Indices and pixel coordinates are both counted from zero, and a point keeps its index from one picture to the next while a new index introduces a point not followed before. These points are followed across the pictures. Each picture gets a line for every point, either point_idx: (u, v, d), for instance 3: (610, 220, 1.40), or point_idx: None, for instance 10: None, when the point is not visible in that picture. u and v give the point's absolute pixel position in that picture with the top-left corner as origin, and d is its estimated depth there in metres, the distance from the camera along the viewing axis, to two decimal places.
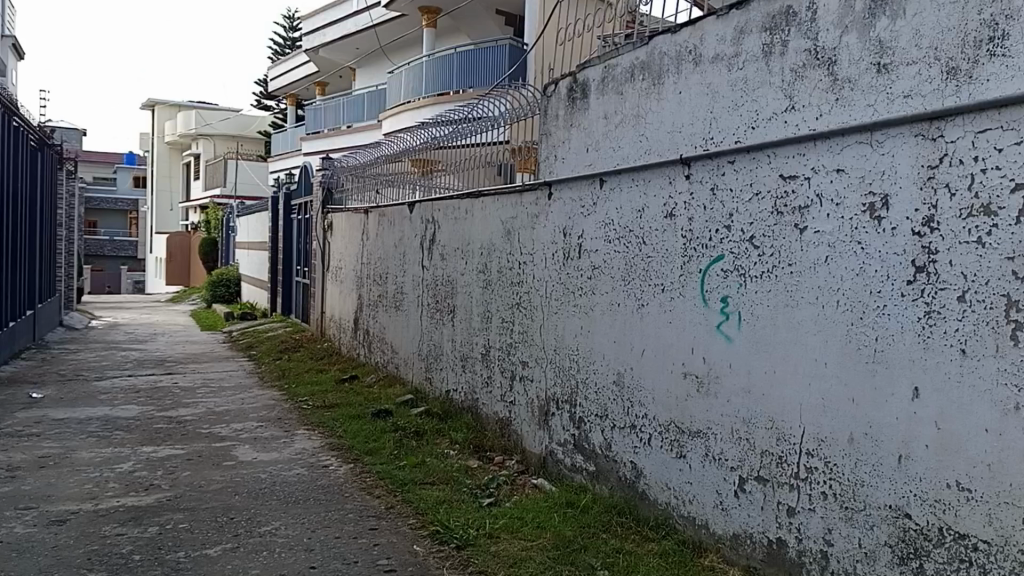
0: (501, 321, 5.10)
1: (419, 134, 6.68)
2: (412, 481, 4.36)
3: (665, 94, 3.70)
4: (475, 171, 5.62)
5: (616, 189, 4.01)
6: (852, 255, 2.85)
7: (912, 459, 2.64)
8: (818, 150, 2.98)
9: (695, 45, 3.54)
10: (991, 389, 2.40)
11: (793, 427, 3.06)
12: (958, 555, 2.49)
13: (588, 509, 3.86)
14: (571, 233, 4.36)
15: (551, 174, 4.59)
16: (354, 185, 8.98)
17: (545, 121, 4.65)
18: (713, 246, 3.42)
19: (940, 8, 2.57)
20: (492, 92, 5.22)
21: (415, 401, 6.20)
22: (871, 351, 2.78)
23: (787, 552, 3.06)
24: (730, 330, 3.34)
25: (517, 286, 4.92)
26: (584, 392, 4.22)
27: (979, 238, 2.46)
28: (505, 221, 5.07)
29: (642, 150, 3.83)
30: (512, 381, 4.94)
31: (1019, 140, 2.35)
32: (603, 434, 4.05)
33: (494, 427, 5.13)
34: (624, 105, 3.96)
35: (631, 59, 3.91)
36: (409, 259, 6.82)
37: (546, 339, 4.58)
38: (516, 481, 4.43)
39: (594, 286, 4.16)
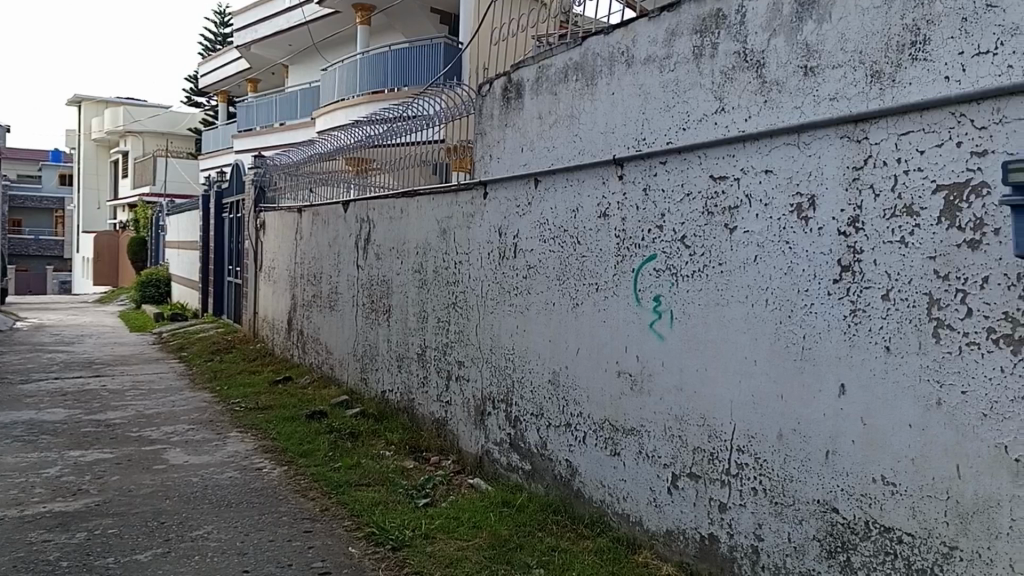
0: (437, 320, 5.09)
1: (354, 133, 6.62)
2: (346, 483, 4.32)
3: (599, 94, 3.72)
4: (410, 170, 5.58)
5: (551, 189, 4.02)
6: (780, 255, 2.90)
7: (839, 454, 2.70)
8: (747, 151, 3.02)
9: (628, 46, 3.55)
10: (915, 385, 2.47)
11: (725, 423, 3.10)
12: (883, 548, 2.56)
13: (524, 507, 3.87)
14: (506, 233, 4.35)
15: (485, 173, 4.57)
16: (287, 184, 8.86)
17: (480, 120, 4.63)
18: (646, 245, 3.45)
19: (864, 13, 2.63)
20: (427, 91, 5.21)
21: (350, 403, 6.15)
22: (799, 348, 2.83)
23: (719, 548, 3.10)
24: (662, 329, 3.37)
25: (452, 287, 4.91)
26: (520, 391, 4.23)
27: (902, 237, 2.52)
28: (441, 220, 5.05)
29: (576, 150, 3.85)
30: (448, 381, 4.93)
31: (940, 142, 2.42)
32: (538, 433, 4.07)
33: (430, 428, 5.12)
34: (558, 105, 3.98)
35: (566, 59, 3.92)
36: (344, 259, 6.75)
37: (481, 339, 4.57)
38: (452, 481, 4.43)
39: (529, 285, 4.16)
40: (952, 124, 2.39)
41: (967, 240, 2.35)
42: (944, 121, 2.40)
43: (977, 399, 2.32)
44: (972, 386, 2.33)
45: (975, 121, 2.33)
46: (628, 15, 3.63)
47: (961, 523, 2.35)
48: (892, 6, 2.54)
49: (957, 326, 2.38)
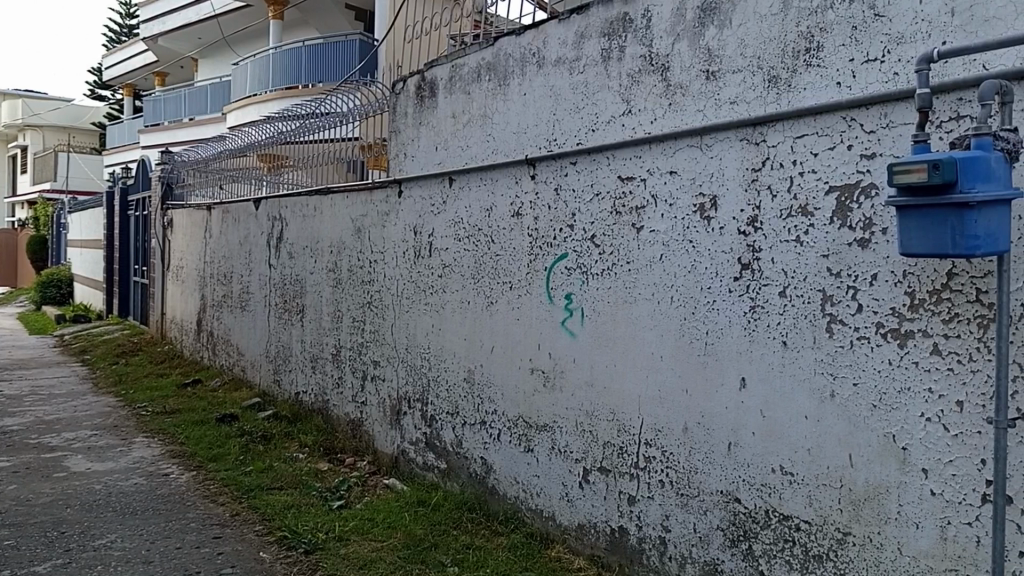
0: (352, 320, 5.04)
1: (264, 128, 6.48)
2: (258, 487, 4.25)
3: (511, 95, 3.75)
4: (325, 167, 5.50)
5: (465, 188, 4.03)
6: (684, 253, 2.98)
7: (740, 445, 2.79)
8: (653, 152, 3.08)
9: (539, 47, 3.60)
10: (810, 377, 2.58)
11: (633, 418, 3.16)
12: (782, 535, 2.66)
13: (439, 506, 3.86)
14: (421, 232, 4.35)
15: (401, 172, 4.56)
16: (196, 180, 8.62)
17: (394, 118, 4.62)
18: (558, 244, 3.49)
19: (761, 20, 2.73)
20: (342, 87, 5.16)
21: (263, 405, 6.04)
22: (702, 343, 2.91)
23: (628, 540, 3.16)
24: (573, 326, 3.42)
25: (367, 286, 4.87)
26: (435, 390, 4.23)
27: (797, 237, 2.62)
28: (356, 218, 5.00)
29: (490, 150, 3.88)
30: (363, 381, 4.89)
31: (832, 145, 2.53)
32: (453, 432, 4.08)
33: (344, 429, 5.07)
34: (471, 105, 4.00)
35: (478, 59, 3.95)
36: (256, 258, 6.63)
37: (396, 338, 4.55)
38: (368, 482, 4.40)
39: (444, 284, 4.17)
40: (843, 127, 2.50)
41: (858, 238, 2.46)
42: (836, 124, 2.52)
43: (867, 391, 2.44)
44: (863, 378, 2.46)
45: (864, 125, 2.44)
46: (539, 17, 3.68)
47: (854, 510, 2.47)
48: (787, 14, 2.66)
49: (848, 321, 2.49)
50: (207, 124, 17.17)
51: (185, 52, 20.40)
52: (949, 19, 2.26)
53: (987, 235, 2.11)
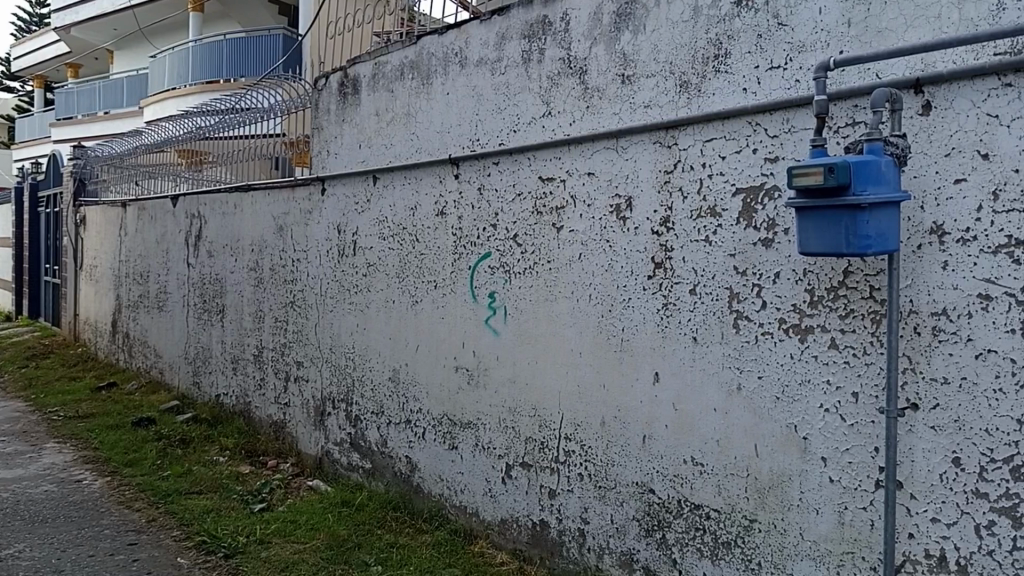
0: (274, 320, 4.97)
1: (183, 123, 6.31)
2: (176, 492, 4.19)
3: (434, 94, 3.77)
4: (248, 164, 5.39)
5: (389, 186, 4.03)
6: (602, 252, 3.05)
7: (654, 437, 2.88)
8: (572, 153, 3.15)
9: (461, 47, 3.63)
10: (719, 371, 2.69)
11: (553, 413, 3.22)
12: (694, 524, 2.76)
13: (363, 506, 3.86)
14: (345, 231, 4.32)
15: (323, 169, 4.52)
16: (110, 176, 8.32)
17: (317, 115, 4.58)
18: (482, 243, 3.53)
19: (673, 27, 2.83)
20: (265, 83, 5.09)
21: (182, 408, 5.90)
22: (618, 340, 2.99)
23: (549, 533, 3.23)
24: (497, 324, 3.46)
25: (289, 285, 4.80)
26: (359, 390, 4.21)
27: (707, 236, 2.73)
28: (278, 216, 4.93)
29: (414, 148, 3.88)
30: (286, 382, 4.83)
31: (738, 149, 2.63)
32: (378, 431, 4.07)
33: (267, 430, 5.00)
34: (394, 103, 4.00)
35: (401, 58, 3.95)
36: (173, 257, 6.46)
37: (320, 338, 4.51)
38: (291, 484, 4.36)
39: (369, 283, 4.15)
40: (749, 132, 2.61)
41: (762, 238, 2.58)
42: (742, 129, 2.62)
43: (771, 383, 2.56)
44: (767, 371, 2.57)
45: (768, 130, 2.56)
46: (462, 17, 3.71)
47: (759, 497, 2.58)
48: (697, 21, 2.76)
49: (754, 318, 2.61)
50: (128, 118, 16.53)
51: (103, 42, 19.55)
52: (846, 30, 2.41)
53: (877, 234, 2.22)
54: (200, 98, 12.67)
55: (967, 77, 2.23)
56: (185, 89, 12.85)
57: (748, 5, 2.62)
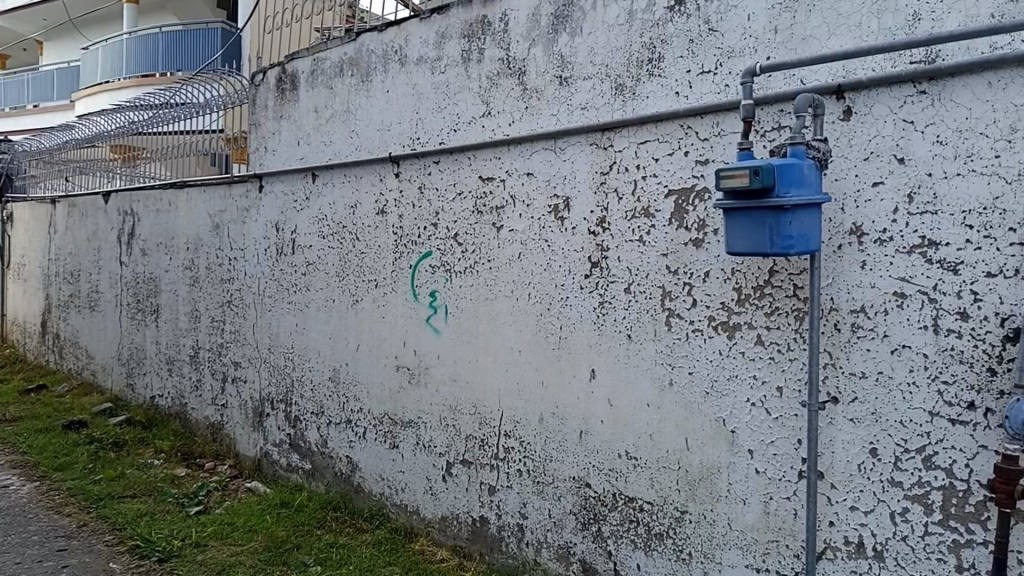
0: (210, 320, 4.88)
1: (116, 117, 6.13)
2: (109, 495, 4.09)
3: (374, 91, 3.75)
4: (187, 160, 5.28)
5: (328, 184, 4.00)
6: (540, 252, 3.09)
7: (590, 433, 2.94)
8: (511, 154, 3.18)
9: (400, 45, 3.62)
10: (651, 367, 2.77)
11: (493, 411, 3.26)
12: (628, 516, 2.84)
13: (303, 507, 3.83)
14: (283, 229, 4.27)
15: (261, 166, 4.45)
16: (38, 172, 8.03)
17: (255, 111, 4.51)
18: (422, 243, 3.53)
19: (609, 30, 2.88)
20: (203, 76, 4.98)
21: (115, 410, 5.74)
22: (556, 337, 3.05)
23: (488, 529, 3.26)
24: (438, 323, 3.47)
25: (226, 284, 4.72)
26: (298, 390, 4.17)
27: (641, 237, 2.79)
28: (214, 214, 4.84)
29: (353, 146, 3.86)
30: (223, 383, 4.75)
31: (671, 151, 2.70)
32: (318, 432, 4.04)
33: (204, 432, 4.92)
34: (334, 100, 3.97)
35: (341, 54, 3.92)
36: (106, 256, 6.27)
37: (258, 338, 4.45)
38: (228, 486, 4.30)
39: (308, 282, 4.11)
40: (681, 135, 2.68)
41: (693, 239, 2.65)
42: (674, 132, 2.69)
43: (701, 378, 2.65)
44: (697, 367, 2.66)
45: (699, 133, 2.63)
46: (402, 15, 3.70)
47: (690, 489, 2.68)
48: (631, 25, 2.81)
49: (685, 316, 2.69)
50: (59, 111, 15.92)
51: (34, 31, 18.80)
52: (772, 36, 2.50)
53: (799, 235, 2.31)
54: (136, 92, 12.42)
55: (885, 84, 2.34)
56: (121, 83, 12.49)
57: (680, 10, 2.69)
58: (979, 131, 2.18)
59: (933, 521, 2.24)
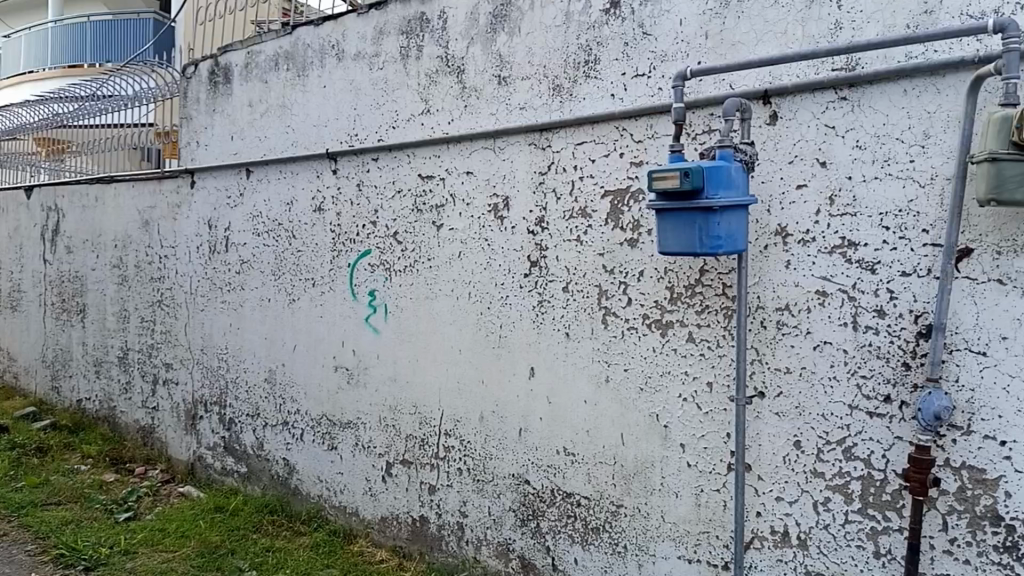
0: (140, 320, 4.73)
1: (40, 109, 5.87)
2: (31, 503, 3.95)
3: (310, 86, 3.70)
4: (118, 154, 5.10)
5: (263, 180, 3.92)
6: (480, 250, 3.10)
7: (529, 430, 2.98)
8: (450, 152, 3.18)
9: (338, 40, 3.57)
10: (589, 365, 2.82)
11: (433, 410, 3.26)
12: (566, 512, 2.89)
13: (238, 511, 3.77)
14: (216, 226, 4.17)
15: (193, 161, 4.34)
16: None
17: (187, 104, 4.39)
18: (361, 241, 3.50)
19: (546, 31, 2.90)
20: (134, 68, 4.82)
21: (38, 415, 5.52)
22: (496, 336, 3.06)
23: (428, 528, 3.26)
24: (377, 322, 3.45)
25: (157, 283, 4.59)
26: (233, 392, 4.09)
27: (578, 236, 2.83)
28: (143, 210, 4.69)
29: (289, 142, 3.80)
30: (154, 386, 4.62)
31: (607, 152, 2.74)
32: (254, 434, 3.97)
33: (134, 435, 4.77)
34: (268, 94, 3.89)
35: (276, 48, 3.85)
36: (28, 253, 6.02)
37: (191, 338, 4.33)
38: (160, 491, 4.20)
39: (243, 281, 4.03)
40: (616, 136, 2.72)
41: (628, 238, 2.70)
42: (610, 133, 2.73)
43: (636, 375, 2.71)
44: (632, 364, 2.72)
45: (633, 135, 2.68)
46: (340, 9, 3.65)
47: (625, 483, 2.75)
48: (568, 27, 2.84)
49: (621, 314, 2.74)
50: None
51: None
52: (703, 41, 2.56)
53: (727, 236, 2.38)
54: (61, 82, 11.92)
55: (808, 90, 2.43)
56: (46, 72, 11.96)
57: (616, 14, 2.73)
58: (895, 136, 2.28)
59: (853, 509, 2.35)
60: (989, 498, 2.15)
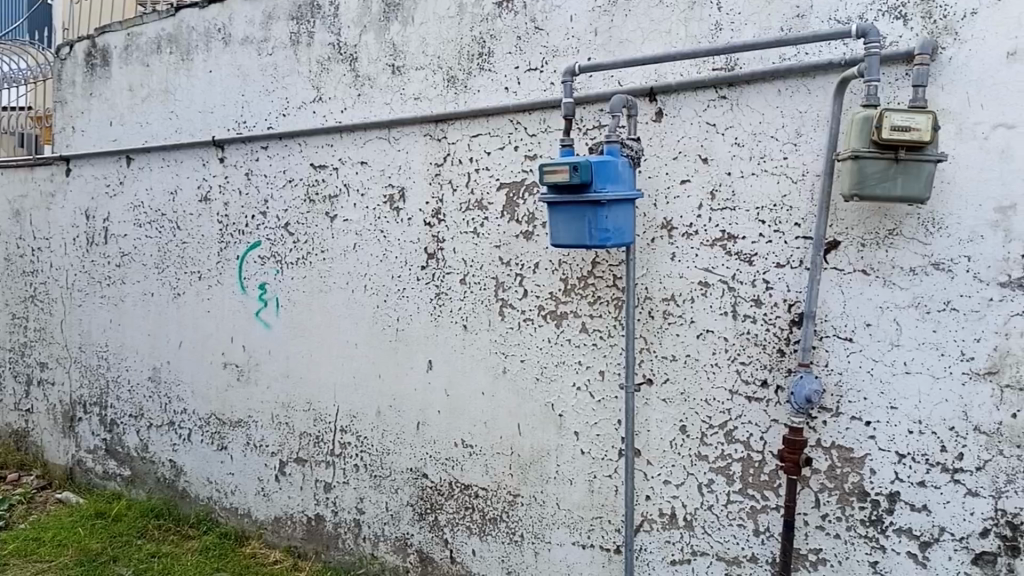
0: (11, 317, 4.43)
1: None
2: None
3: (196, 71, 3.55)
4: None
5: (145, 168, 3.74)
6: (376, 242, 3.07)
7: (427, 423, 2.97)
8: (344, 142, 3.12)
9: (225, 23, 3.44)
10: (486, 356, 2.84)
11: (329, 406, 3.20)
12: (463, 504, 2.90)
13: (121, 516, 3.62)
14: (94, 217, 3.95)
15: (69, 148, 4.09)
16: None
17: (61, 87, 4.13)
18: (251, 232, 3.39)
19: (439, 22, 2.89)
20: (11, 47, 4.52)
21: None
22: (393, 329, 3.04)
23: (324, 527, 3.21)
24: (268, 317, 3.35)
25: (29, 277, 4.31)
26: (115, 392, 3.90)
27: (475, 229, 2.84)
28: (14, 200, 4.39)
29: (173, 128, 3.64)
30: (28, 387, 4.34)
31: (501, 145, 2.76)
32: (138, 435, 3.80)
33: (6, 440, 4.47)
34: (151, 78, 3.71)
35: (158, 30, 3.67)
36: None
37: (68, 335, 4.09)
38: (35, 499, 3.98)
39: (124, 274, 3.83)
40: (510, 130, 2.74)
41: (523, 231, 2.73)
42: (504, 126, 2.75)
43: (532, 365, 2.75)
44: (528, 355, 2.76)
45: (527, 128, 2.71)
46: None
47: (522, 473, 2.79)
48: (461, 19, 2.84)
49: (517, 305, 2.77)
50: None
51: None
52: (593, 38, 2.61)
53: (615, 229, 2.43)
54: None
55: (691, 88, 2.52)
56: None
57: (508, 7, 2.74)
58: (770, 135, 2.39)
59: (735, 490, 2.45)
60: (856, 475, 2.29)
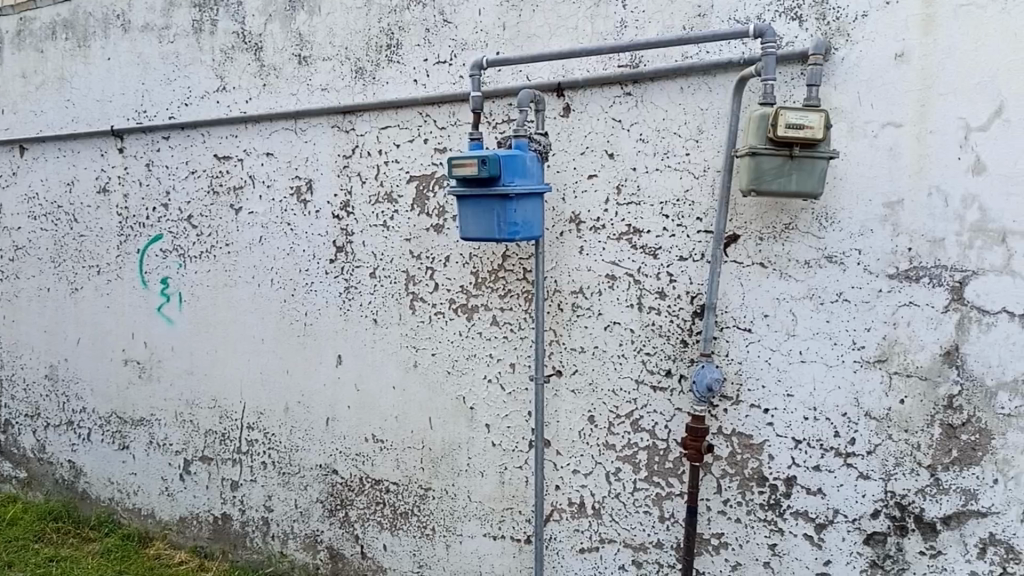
0: None
1: None
2: None
3: (94, 58, 3.42)
4: None
5: (40, 158, 3.59)
6: (283, 236, 3.02)
7: (337, 419, 2.94)
8: (249, 133, 3.06)
9: (123, 9, 3.32)
10: (397, 350, 2.83)
11: (235, 403, 3.14)
12: (374, 499, 2.89)
13: (16, 520, 3.52)
14: None
15: None
16: None
17: None
18: (152, 225, 3.30)
19: (347, 12, 2.86)
20: None
21: None
22: (301, 324, 3.00)
23: (231, 526, 3.16)
24: (171, 312, 3.26)
25: None
26: (9, 391, 3.75)
27: (384, 222, 2.82)
28: None
29: (69, 117, 3.50)
30: None
31: (411, 138, 2.75)
32: (34, 435, 3.67)
33: None
34: (45, 64, 3.56)
35: (53, 15, 3.52)
36: None
37: None
38: None
39: (17, 269, 3.68)
40: (419, 122, 2.73)
41: (434, 224, 2.73)
42: (413, 119, 2.74)
43: (443, 359, 2.76)
44: (439, 348, 2.76)
45: (436, 121, 2.70)
46: None
47: (433, 467, 2.79)
48: (369, 9, 2.81)
49: (428, 299, 2.77)
50: None
51: None
52: (501, 32, 2.62)
53: (524, 222, 2.43)
54: None
55: (598, 84, 2.55)
56: None
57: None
58: (673, 131, 2.45)
59: (641, 478, 2.51)
60: (756, 461, 2.37)
